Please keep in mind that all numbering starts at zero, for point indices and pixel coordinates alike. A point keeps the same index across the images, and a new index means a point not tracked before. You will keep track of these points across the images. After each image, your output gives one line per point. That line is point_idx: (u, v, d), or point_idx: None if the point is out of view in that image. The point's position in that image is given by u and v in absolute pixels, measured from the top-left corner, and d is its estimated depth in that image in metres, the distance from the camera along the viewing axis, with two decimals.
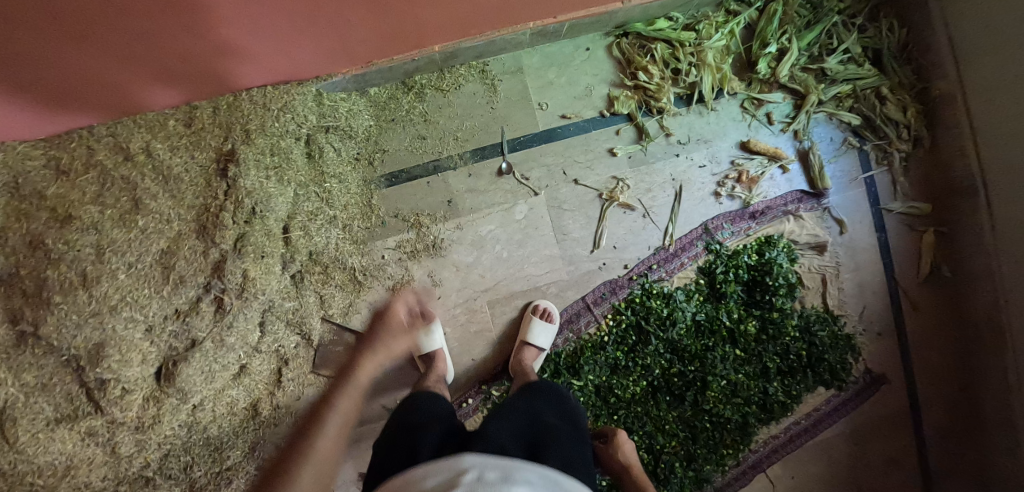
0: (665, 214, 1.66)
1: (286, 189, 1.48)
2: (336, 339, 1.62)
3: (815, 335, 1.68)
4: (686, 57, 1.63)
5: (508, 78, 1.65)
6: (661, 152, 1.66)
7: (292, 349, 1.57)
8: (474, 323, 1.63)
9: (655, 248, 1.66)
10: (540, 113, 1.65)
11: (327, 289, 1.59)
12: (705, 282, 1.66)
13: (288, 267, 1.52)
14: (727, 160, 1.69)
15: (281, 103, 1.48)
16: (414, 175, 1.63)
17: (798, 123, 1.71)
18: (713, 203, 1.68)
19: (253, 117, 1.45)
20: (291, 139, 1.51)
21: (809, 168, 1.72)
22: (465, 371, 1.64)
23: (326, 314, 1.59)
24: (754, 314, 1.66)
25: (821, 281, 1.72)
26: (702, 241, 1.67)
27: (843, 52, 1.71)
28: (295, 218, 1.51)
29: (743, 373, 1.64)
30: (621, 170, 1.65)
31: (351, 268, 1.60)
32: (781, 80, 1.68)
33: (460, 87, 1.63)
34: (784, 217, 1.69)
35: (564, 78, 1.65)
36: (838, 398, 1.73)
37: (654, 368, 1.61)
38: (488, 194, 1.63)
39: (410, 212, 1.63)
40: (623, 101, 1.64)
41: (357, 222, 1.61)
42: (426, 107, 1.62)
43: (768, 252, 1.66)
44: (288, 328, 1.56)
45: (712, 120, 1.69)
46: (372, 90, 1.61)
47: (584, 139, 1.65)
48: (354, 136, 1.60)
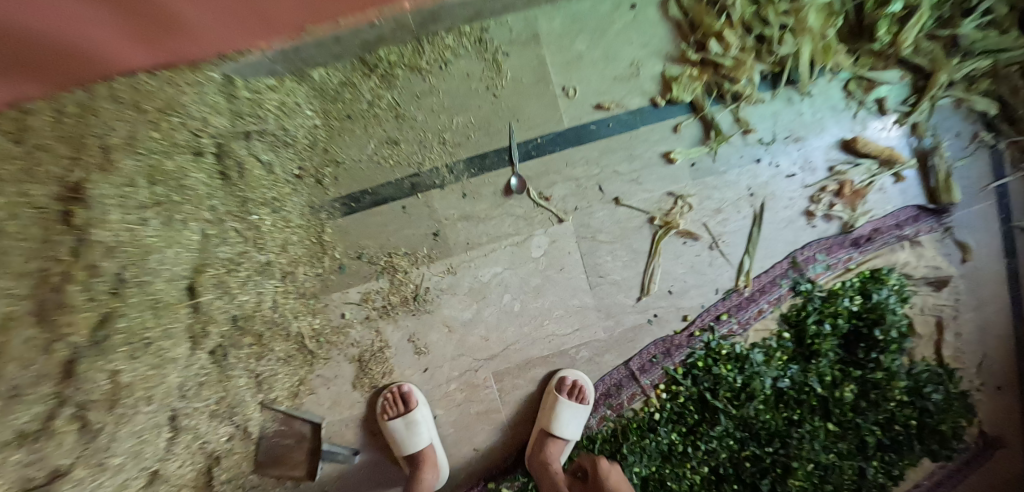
0: (740, 243, 1.19)
1: (183, 234, 0.97)
2: (284, 430, 1.14)
3: (928, 399, 1.25)
4: (778, 18, 1.11)
5: (517, 51, 1.10)
6: (736, 157, 1.17)
7: (222, 443, 1.08)
8: (474, 403, 1.16)
9: (725, 291, 1.19)
10: (564, 101, 1.11)
11: (264, 366, 1.11)
12: (791, 335, 1.22)
13: (201, 343, 1.01)
14: (824, 166, 1.23)
15: (166, 101, 0.95)
16: (382, 197, 1.11)
17: (919, 113, 1.24)
18: (804, 226, 1.22)
19: (119, 125, 0.93)
20: (189, 155, 0.99)
21: (928, 176, 1.26)
22: (465, 467, 1.17)
23: (266, 398, 1.12)
24: (852, 376, 1.23)
25: (936, 325, 1.31)
26: (789, 279, 1.22)
27: (983, 13, 1.19)
28: (205, 272, 1.00)
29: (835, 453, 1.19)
30: (681, 183, 1.15)
31: (298, 334, 1.12)
32: (903, 53, 1.19)
33: (447, 65, 1.09)
34: (897, 244, 1.26)
35: (600, 49, 1.12)
36: (946, 470, 1.34)
37: (720, 453, 1.17)
38: (491, 221, 1.11)
39: (379, 251, 1.11)
40: (685, 84, 1.12)
41: (303, 268, 1.10)
42: (397, 97, 1.09)
43: (875, 292, 1.21)
44: (213, 420, 1.06)
45: (806, 109, 1.21)
46: (315, 73, 1.06)
47: (628, 139, 1.12)
48: (293, 142, 1.08)
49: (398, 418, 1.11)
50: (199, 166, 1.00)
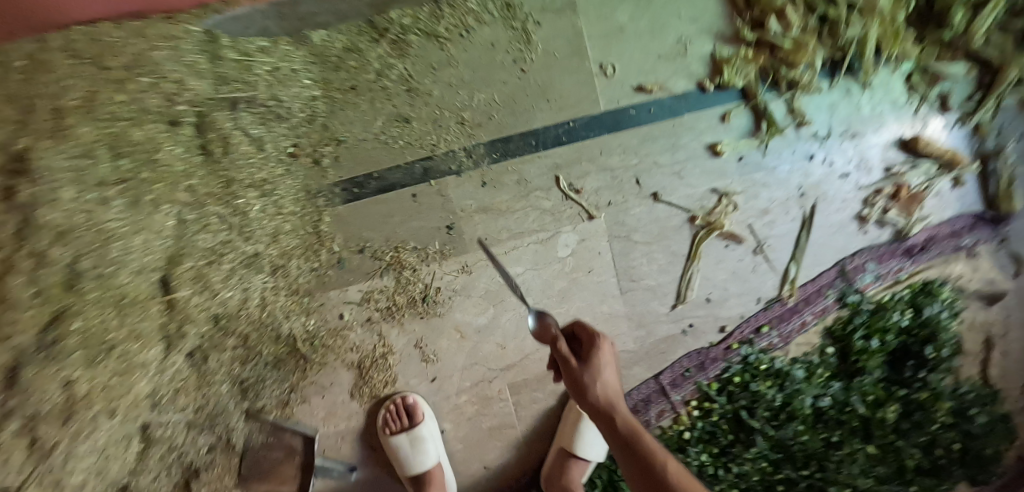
0: (786, 249, 1.07)
1: (153, 218, 0.83)
2: (272, 442, 1.01)
3: (970, 420, 1.18)
4: None
5: (550, 19, 0.96)
6: (787, 152, 1.04)
7: (202, 455, 0.95)
8: (486, 418, 1.04)
9: (766, 300, 1.08)
10: (601, 81, 0.98)
11: (249, 372, 0.96)
12: (835, 351, 1.10)
13: (173, 346, 0.87)
14: (880, 166, 1.09)
15: (141, 58, 0.82)
16: (388, 182, 0.97)
17: (984, 112, 1.11)
18: (855, 232, 1.10)
19: (78, 82, 0.78)
20: (163, 125, 0.84)
21: (989, 184, 1.14)
22: (473, 485, 1.06)
23: (252, 407, 0.98)
24: (896, 395, 1.11)
25: (984, 344, 1.20)
26: (835, 290, 1.10)
27: None
28: (180, 262, 0.86)
29: (875, 480, 1.11)
30: (727, 179, 1.02)
31: (289, 336, 0.97)
32: (976, 44, 1.06)
33: (469, 33, 0.94)
34: (954, 254, 1.14)
35: (644, 22, 0.99)
36: None
37: (751, 482, 1.03)
38: (513, 215, 0.98)
39: (384, 245, 0.98)
40: (737, 67, 1.00)
41: (297, 261, 0.96)
42: (410, 68, 0.94)
43: (927, 307, 1.10)
44: (188, 431, 0.93)
45: (863, 102, 1.07)
46: (315, 34, 0.92)
47: (671, 127, 0.99)
48: (288, 116, 0.92)
49: (402, 433, 0.99)
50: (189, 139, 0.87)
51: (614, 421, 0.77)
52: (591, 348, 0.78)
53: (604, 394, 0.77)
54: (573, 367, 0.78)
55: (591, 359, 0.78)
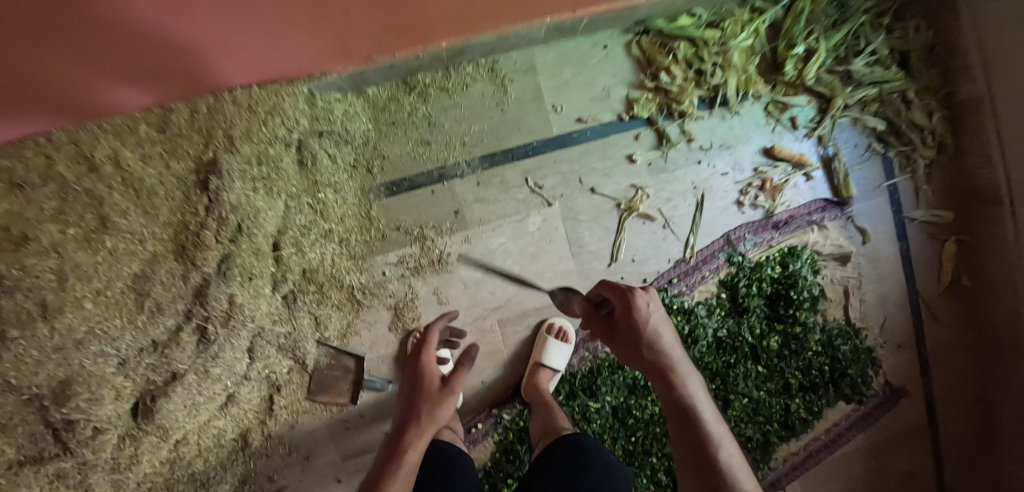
0: (686, 224, 1.57)
1: (276, 203, 1.32)
2: (332, 364, 1.47)
3: (838, 349, 1.61)
4: (711, 57, 1.52)
5: (520, 77, 1.51)
6: (683, 159, 1.56)
7: (283, 374, 1.42)
8: (483, 345, 1.52)
9: (675, 260, 1.57)
10: (554, 116, 1.52)
11: (323, 310, 1.43)
12: (727, 296, 1.58)
13: (279, 288, 1.36)
14: (750, 167, 1.59)
15: (270, 106, 1.28)
16: (416, 183, 1.49)
17: (822, 128, 1.60)
18: (736, 213, 1.59)
19: (238, 122, 1.25)
20: (281, 146, 1.33)
21: (833, 176, 1.63)
22: (473, 394, 1.52)
23: (322, 336, 1.45)
24: (777, 329, 1.58)
25: (843, 293, 1.65)
26: (724, 253, 1.59)
27: (870, 54, 1.62)
28: (287, 233, 1.34)
29: (765, 390, 1.58)
30: (641, 178, 1.55)
31: (350, 287, 1.45)
32: (807, 83, 1.58)
33: (468, 87, 1.48)
34: (807, 228, 1.61)
35: (581, 77, 1.53)
36: (858, 412, 1.68)
37: None
38: (499, 204, 1.51)
39: (414, 224, 1.49)
40: (643, 105, 1.53)
41: (356, 235, 1.45)
42: (430, 109, 1.47)
43: (792, 264, 1.57)
44: (280, 353, 1.40)
45: (735, 124, 1.59)
46: (370, 90, 1.44)
47: (602, 144, 1.53)
48: (352, 141, 1.44)
49: None
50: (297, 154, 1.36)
51: (660, 370, 1.00)
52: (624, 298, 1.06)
53: (653, 348, 1.01)
54: (625, 323, 1.04)
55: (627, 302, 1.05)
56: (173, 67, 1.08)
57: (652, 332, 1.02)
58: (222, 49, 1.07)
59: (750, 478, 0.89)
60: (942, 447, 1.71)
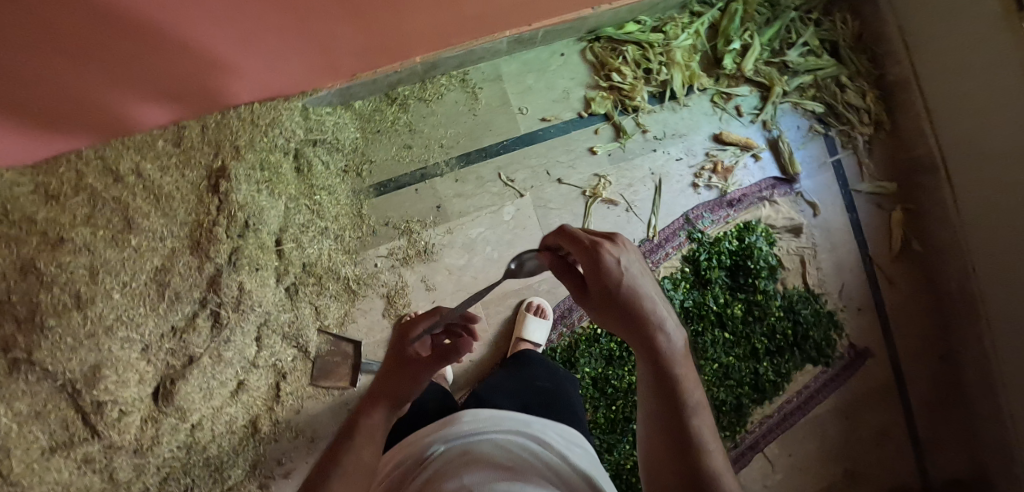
0: (647, 206, 1.74)
1: (277, 203, 1.50)
2: (333, 350, 1.60)
3: (799, 313, 1.73)
4: (657, 56, 1.73)
5: (488, 85, 1.72)
6: (639, 149, 1.75)
7: (289, 362, 1.55)
8: None
9: (640, 240, 1.73)
10: (521, 117, 1.73)
11: (322, 300, 1.59)
12: (690, 269, 1.71)
13: (282, 280, 1.53)
14: (702, 152, 1.77)
15: (270, 119, 1.49)
16: (401, 183, 1.67)
17: (765, 114, 1.79)
18: (692, 194, 1.76)
19: (242, 133, 1.46)
20: (280, 154, 1.53)
21: (780, 156, 1.80)
22: (462, 372, 1.65)
23: (322, 324, 1.59)
24: (739, 297, 1.70)
25: (800, 263, 1.78)
26: (685, 231, 1.74)
27: (803, 45, 1.81)
28: (287, 231, 1.53)
29: (734, 355, 1.66)
30: (603, 167, 1.73)
31: (345, 278, 1.61)
32: (747, 74, 1.78)
33: (442, 96, 1.69)
34: (760, 203, 1.78)
35: (543, 82, 1.74)
36: (826, 375, 1.76)
37: None
38: (475, 198, 1.69)
39: (401, 219, 1.66)
40: (600, 102, 1.73)
41: (349, 232, 1.63)
42: (411, 117, 1.68)
43: (747, 237, 1.72)
44: (285, 341, 1.54)
45: (685, 115, 1.78)
46: (356, 104, 1.66)
47: (565, 140, 1.73)
48: (342, 148, 1.64)
49: None
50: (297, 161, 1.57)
51: (631, 326, 0.68)
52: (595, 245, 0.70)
53: (629, 299, 0.68)
54: (588, 271, 0.70)
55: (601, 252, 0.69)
56: (190, 91, 1.32)
57: (626, 281, 0.68)
58: (236, 73, 1.33)
59: (720, 445, 0.66)
60: (914, 405, 1.76)
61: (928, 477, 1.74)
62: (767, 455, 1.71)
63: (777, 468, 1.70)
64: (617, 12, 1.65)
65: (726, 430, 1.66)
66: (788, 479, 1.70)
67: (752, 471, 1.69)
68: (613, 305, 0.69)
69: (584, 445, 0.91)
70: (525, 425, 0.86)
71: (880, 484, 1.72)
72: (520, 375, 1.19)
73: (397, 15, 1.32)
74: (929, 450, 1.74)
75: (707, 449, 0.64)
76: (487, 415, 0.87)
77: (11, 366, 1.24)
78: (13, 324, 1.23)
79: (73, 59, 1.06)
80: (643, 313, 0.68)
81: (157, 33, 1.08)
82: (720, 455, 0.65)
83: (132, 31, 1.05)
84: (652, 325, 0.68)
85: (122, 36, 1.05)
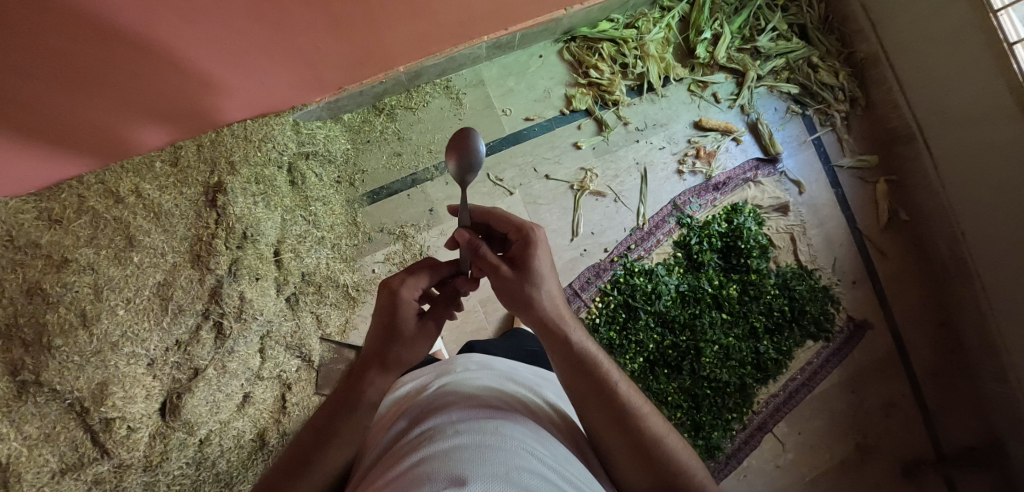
0: (635, 196, 1.81)
1: (274, 214, 1.54)
2: (336, 357, 1.60)
3: (794, 289, 1.71)
4: (631, 51, 1.82)
5: (471, 90, 1.80)
6: (623, 140, 1.83)
7: (293, 372, 1.53)
8: (468, 324, 1.69)
9: (630, 229, 1.78)
10: (505, 118, 1.80)
11: (322, 308, 1.60)
12: (683, 254, 1.73)
13: (283, 289, 1.54)
14: (684, 140, 1.84)
15: (263, 135, 1.56)
16: (393, 190, 1.74)
17: (742, 98, 1.86)
18: (677, 180, 1.82)
19: (236, 149, 1.52)
20: (274, 168, 1.58)
21: (761, 138, 1.85)
22: None
23: (325, 333, 1.59)
24: (733, 278, 1.70)
25: (790, 240, 1.80)
26: (674, 217, 1.79)
27: (771, 30, 1.90)
28: (285, 241, 1.55)
29: (733, 336, 1.64)
30: (588, 161, 1.81)
31: (344, 285, 1.64)
32: (720, 62, 1.86)
33: (428, 104, 1.77)
34: (745, 185, 1.82)
35: (524, 83, 1.82)
36: (827, 350, 1.74)
37: (647, 342, 1.61)
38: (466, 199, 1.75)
39: (395, 225, 1.72)
40: (580, 98, 1.81)
41: (345, 240, 1.68)
42: (398, 126, 1.75)
43: (736, 218, 1.75)
44: (287, 352, 1.53)
45: (664, 105, 1.85)
46: (346, 116, 1.74)
47: (549, 137, 1.81)
48: (334, 160, 1.71)
49: None
50: (292, 176, 1.63)
51: (549, 323, 0.81)
52: (523, 250, 0.83)
53: (540, 295, 0.82)
54: (506, 277, 0.82)
55: (528, 255, 0.82)
56: (186, 113, 1.39)
57: (543, 282, 0.82)
58: (228, 90, 1.39)
59: (647, 402, 0.79)
60: (918, 374, 1.75)
61: (940, 446, 1.71)
62: (776, 435, 1.68)
63: (788, 447, 1.68)
64: (589, 12, 1.74)
65: (733, 411, 1.63)
66: (800, 457, 1.68)
67: (762, 451, 1.67)
68: (532, 304, 0.81)
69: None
70: (514, 370, 0.92)
71: (893, 456, 1.69)
72: (512, 338, 1.23)
73: (380, 29, 1.40)
74: (938, 417, 1.73)
75: (640, 410, 0.76)
76: (480, 358, 0.93)
77: (20, 390, 1.27)
78: (21, 348, 1.27)
79: (70, 81, 1.12)
80: (554, 307, 0.82)
81: (150, 53, 1.14)
82: (650, 411, 0.78)
83: (138, 56, 1.13)
84: (563, 317, 0.82)
85: (117, 57, 1.11)
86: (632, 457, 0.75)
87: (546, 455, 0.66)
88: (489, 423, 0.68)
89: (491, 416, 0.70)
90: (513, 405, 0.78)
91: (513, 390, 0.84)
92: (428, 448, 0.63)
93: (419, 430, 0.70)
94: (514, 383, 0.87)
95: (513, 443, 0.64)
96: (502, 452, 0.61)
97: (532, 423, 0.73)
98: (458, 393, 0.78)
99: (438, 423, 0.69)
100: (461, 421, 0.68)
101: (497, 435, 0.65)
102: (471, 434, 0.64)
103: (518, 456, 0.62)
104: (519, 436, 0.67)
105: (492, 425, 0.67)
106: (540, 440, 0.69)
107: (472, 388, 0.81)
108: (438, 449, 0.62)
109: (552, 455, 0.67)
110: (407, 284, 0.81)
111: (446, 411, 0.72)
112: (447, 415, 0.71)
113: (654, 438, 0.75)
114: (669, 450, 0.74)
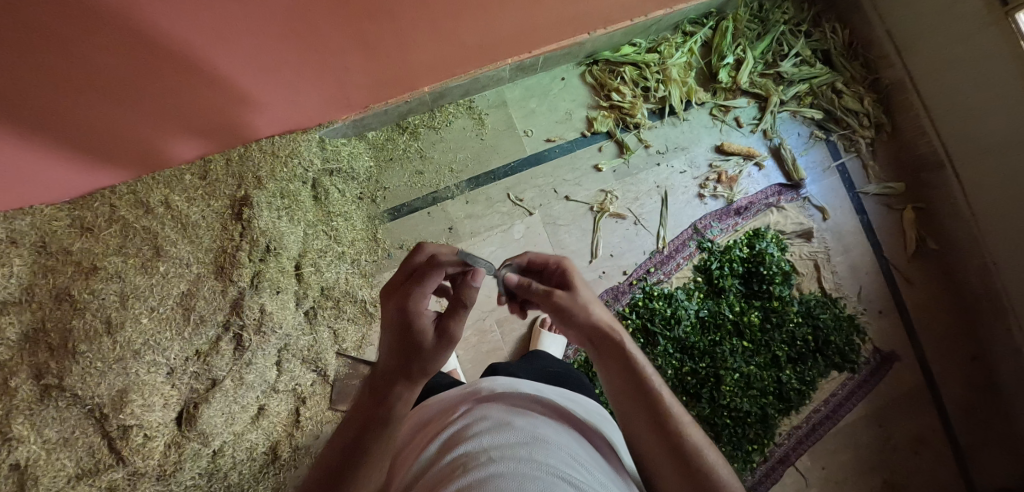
0: (655, 219, 1.80)
1: (297, 228, 1.57)
2: (352, 372, 1.60)
3: (818, 318, 1.66)
4: (653, 75, 1.84)
5: (494, 111, 1.83)
6: (643, 163, 1.83)
7: (309, 386, 1.53)
8: (485, 343, 1.68)
9: (650, 252, 1.77)
10: (526, 139, 1.82)
11: (339, 323, 1.61)
12: (703, 279, 1.71)
13: (301, 304, 1.55)
14: (705, 164, 1.84)
15: (290, 150, 1.60)
16: (413, 207, 1.76)
17: (764, 123, 1.86)
18: (698, 204, 1.81)
19: (263, 165, 1.56)
20: (299, 183, 1.62)
21: (784, 163, 1.84)
22: None
23: (341, 348, 1.60)
24: (754, 305, 1.67)
25: (814, 267, 1.76)
26: (694, 241, 1.77)
27: (795, 56, 1.90)
28: (307, 255, 1.57)
29: (754, 364, 1.59)
30: (608, 183, 1.81)
31: (363, 301, 1.66)
32: (742, 86, 1.86)
33: (451, 123, 1.80)
34: (767, 210, 1.80)
35: (545, 105, 1.84)
36: (853, 381, 1.68)
37: (666, 368, 1.58)
38: (486, 218, 1.76)
39: (414, 241, 1.74)
40: (601, 121, 1.83)
41: (365, 256, 1.70)
42: (421, 144, 1.79)
43: (757, 244, 1.72)
44: (303, 366, 1.54)
45: (686, 128, 1.86)
46: (370, 134, 1.77)
47: (570, 159, 1.82)
48: (356, 177, 1.75)
49: None
50: (316, 191, 1.66)
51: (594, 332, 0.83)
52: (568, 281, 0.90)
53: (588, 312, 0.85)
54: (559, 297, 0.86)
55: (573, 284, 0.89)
56: (218, 127, 1.43)
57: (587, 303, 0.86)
58: (258, 105, 1.42)
59: (689, 415, 0.75)
60: (949, 409, 1.68)
61: (972, 485, 1.63)
62: (799, 468, 1.62)
63: (810, 482, 1.61)
64: (612, 36, 1.76)
65: (753, 443, 1.57)
66: None
67: (784, 485, 1.60)
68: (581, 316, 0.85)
69: (601, 412, 0.95)
70: (540, 392, 0.90)
71: None
72: (534, 362, 1.21)
73: (407, 51, 1.44)
74: (972, 457, 1.65)
75: (679, 419, 0.73)
76: (505, 381, 0.91)
77: (42, 394, 1.27)
78: (46, 352, 1.29)
79: (112, 93, 1.16)
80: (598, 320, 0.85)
81: (186, 68, 1.18)
82: (691, 423, 0.74)
83: (175, 72, 1.17)
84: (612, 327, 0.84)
85: (155, 70, 1.14)
86: (670, 466, 0.71)
87: (582, 480, 0.64)
88: (522, 448, 0.66)
89: (524, 440, 0.69)
90: (543, 423, 0.76)
91: (543, 410, 0.82)
92: (462, 477, 0.62)
93: (451, 456, 0.70)
94: (542, 403, 0.84)
95: (548, 470, 0.63)
96: (538, 481, 0.60)
97: (565, 445, 0.71)
98: (488, 415, 0.77)
99: (469, 450, 0.68)
100: (493, 448, 0.67)
101: (532, 462, 0.64)
102: (505, 462, 0.63)
103: (554, 483, 0.60)
104: (553, 460, 0.65)
105: (526, 451, 0.66)
106: (574, 465, 0.67)
107: (501, 409, 0.79)
108: (473, 480, 0.61)
109: (588, 479, 0.65)
110: (415, 291, 0.83)
111: (476, 435, 0.71)
112: (476, 441, 0.69)
113: (692, 447, 0.71)
114: (708, 463, 0.69)
